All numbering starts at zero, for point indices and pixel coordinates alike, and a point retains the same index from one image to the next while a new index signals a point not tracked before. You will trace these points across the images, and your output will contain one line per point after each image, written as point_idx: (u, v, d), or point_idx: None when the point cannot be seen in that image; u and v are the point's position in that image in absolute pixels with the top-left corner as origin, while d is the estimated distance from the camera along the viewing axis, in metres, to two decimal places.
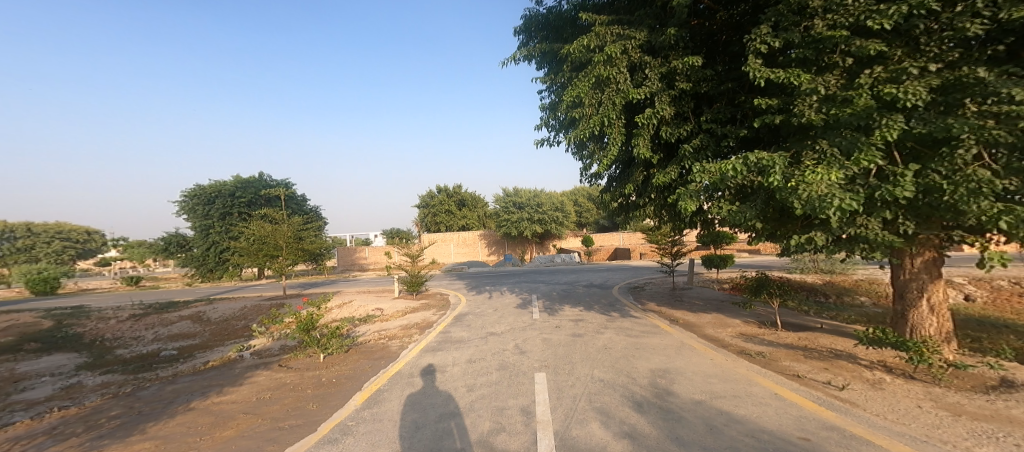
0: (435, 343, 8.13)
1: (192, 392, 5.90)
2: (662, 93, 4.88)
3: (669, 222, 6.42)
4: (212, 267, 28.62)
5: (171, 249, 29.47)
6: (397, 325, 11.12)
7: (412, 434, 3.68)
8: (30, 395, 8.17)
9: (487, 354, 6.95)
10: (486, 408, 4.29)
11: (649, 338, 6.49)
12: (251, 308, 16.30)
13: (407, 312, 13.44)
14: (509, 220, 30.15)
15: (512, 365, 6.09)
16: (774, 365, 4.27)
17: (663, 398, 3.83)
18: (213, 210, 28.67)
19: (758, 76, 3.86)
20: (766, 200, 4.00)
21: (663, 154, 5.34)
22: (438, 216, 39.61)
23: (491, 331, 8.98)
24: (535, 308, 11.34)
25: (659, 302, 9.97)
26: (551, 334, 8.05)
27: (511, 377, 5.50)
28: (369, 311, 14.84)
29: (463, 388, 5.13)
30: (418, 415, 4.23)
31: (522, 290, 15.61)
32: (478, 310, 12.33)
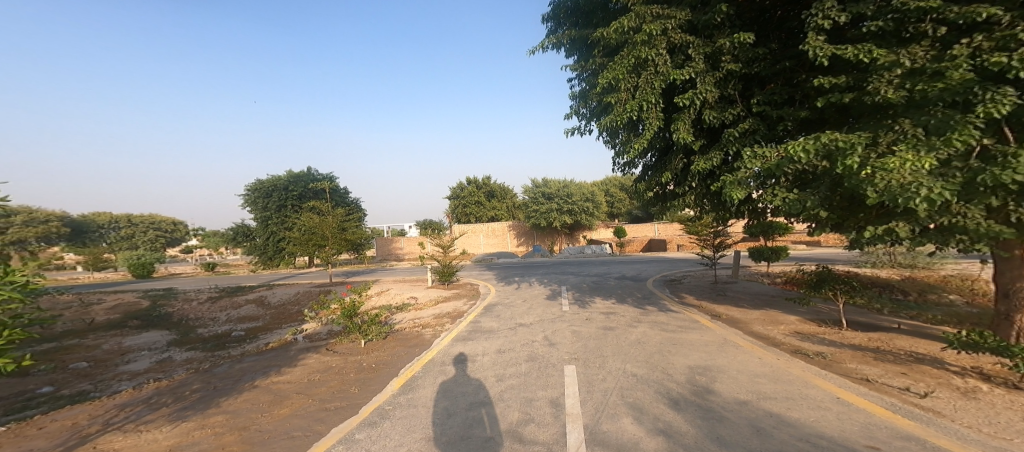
0: (467, 333, 8.23)
1: (250, 372, 6.27)
2: (706, 75, 4.62)
3: (713, 212, 6.11)
4: (271, 255, 30.43)
5: (235, 238, 31.70)
6: (431, 314, 11.35)
7: (444, 421, 3.72)
8: (133, 366, 9.07)
9: (517, 345, 6.98)
10: (515, 399, 4.27)
11: (687, 333, 6.28)
12: (304, 294, 17.16)
13: (440, 301, 13.72)
14: (538, 212, 29.88)
15: (541, 357, 6.06)
16: (838, 367, 4.00)
17: (702, 397, 3.69)
18: (270, 202, 30.34)
19: (820, 54, 3.57)
20: (832, 186, 3.71)
21: (706, 139, 5.08)
22: (467, 208, 39.86)
23: (520, 322, 8.97)
24: (566, 300, 11.25)
25: (700, 296, 9.63)
26: (582, 326, 7.96)
27: (540, 368, 5.46)
28: (404, 300, 15.26)
29: (493, 378, 5.15)
30: (450, 403, 4.28)
31: (552, 281, 15.53)
32: (507, 301, 12.40)
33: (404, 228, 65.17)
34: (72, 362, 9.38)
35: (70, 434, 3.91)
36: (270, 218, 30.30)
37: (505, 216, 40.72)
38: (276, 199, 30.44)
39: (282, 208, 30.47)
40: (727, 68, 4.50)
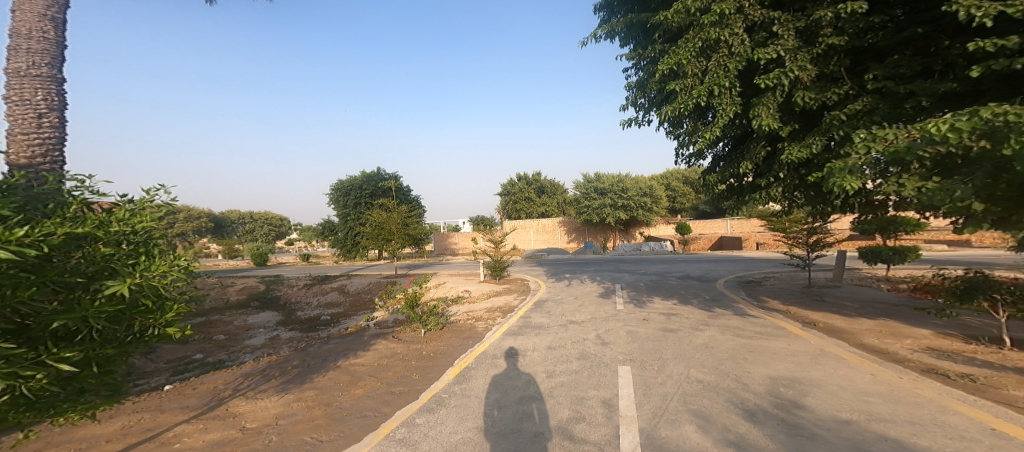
0: (517, 327, 8.22)
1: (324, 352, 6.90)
2: (798, 52, 4.16)
3: (809, 205, 5.50)
4: (350, 248, 32.65)
5: (325, 233, 35.30)
6: (483, 307, 11.53)
7: (495, 413, 3.74)
8: (250, 344, 10.48)
9: (569, 342, 6.80)
10: (566, 396, 4.14)
11: (766, 341, 5.75)
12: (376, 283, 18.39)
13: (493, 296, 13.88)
14: (591, 208, 29.20)
15: (593, 356, 5.85)
16: (993, 393, 3.42)
17: (790, 411, 3.30)
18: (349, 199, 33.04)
19: (980, 13, 2.99)
20: (996, 174, 2.90)
21: (800, 124, 4.56)
22: (519, 203, 39.95)
23: (572, 320, 8.77)
24: (622, 299, 10.83)
25: (787, 301, 8.77)
26: (638, 327, 7.61)
27: (591, 368, 5.25)
28: (460, 293, 15.65)
29: (543, 374, 5.05)
30: (500, 395, 4.29)
31: (605, 279, 15.08)
32: (559, 297, 12.24)
33: (460, 224, 67.18)
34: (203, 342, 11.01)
35: (211, 396, 4.81)
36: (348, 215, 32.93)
37: (557, 212, 40.28)
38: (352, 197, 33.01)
39: (357, 206, 32.76)
40: (830, 42, 3.99)
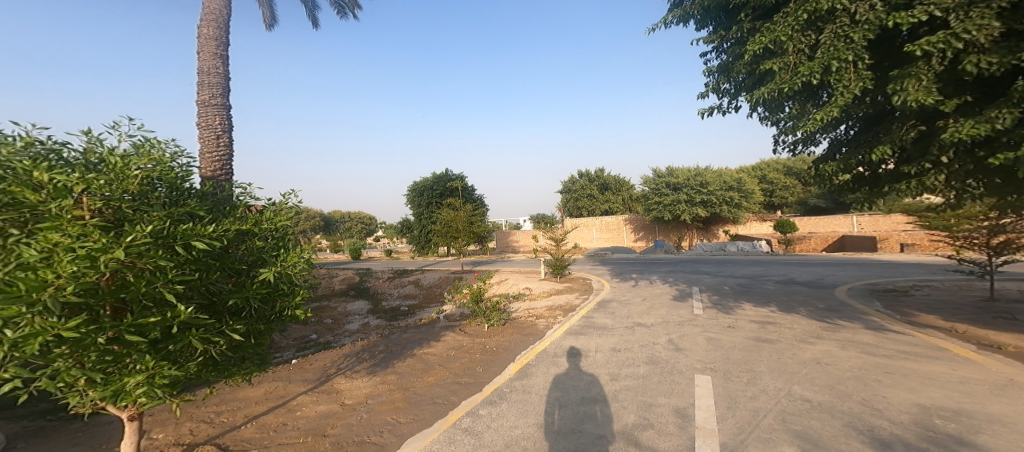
0: (579, 326, 8.58)
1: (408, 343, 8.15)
2: (968, 9, 3.45)
3: (989, 192, 4.51)
4: (422, 245, 35.90)
5: (403, 230, 39.18)
6: (544, 305, 11.55)
7: (556, 412, 4.34)
8: (346, 337, 12.40)
9: (637, 344, 6.96)
10: (632, 401, 4.51)
11: (914, 363, 4.85)
12: (444, 279, 20.33)
13: (553, 293, 13.82)
14: (661, 205, 27.66)
15: (663, 361, 6.01)
16: None
17: (948, 445, 2.92)
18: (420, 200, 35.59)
19: None
20: None
21: (974, 95, 3.77)
22: (580, 201, 39.13)
23: (640, 321, 8.82)
24: (704, 302, 10.20)
25: (947, 316, 7.35)
26: (721, 334, 7.32)
27: (662, 373, 5.46)
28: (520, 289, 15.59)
29: (607, 376, 5.51)
30: (562, 394, 4.88)
31: (681, 279, 14.31)
32: (625, 297, 12.15)
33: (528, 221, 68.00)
34: (308, 333, 13.34)
35: (322, 371, 6.91)
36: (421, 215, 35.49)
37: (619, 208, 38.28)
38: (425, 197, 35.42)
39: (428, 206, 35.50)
40: None
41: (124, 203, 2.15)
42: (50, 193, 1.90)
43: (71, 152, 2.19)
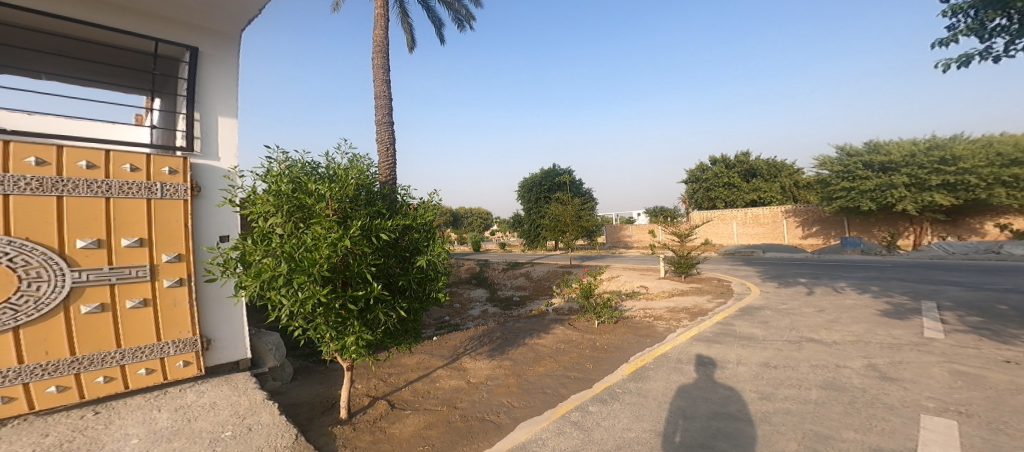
0: (713, 334, 8.25)
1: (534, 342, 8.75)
2: None
3: None
4: (531, 239, 37.37)
5: (515, 224, 41.41)
6: (663, 306, 12.22)
7: (680, 421, 4.14)
8: (469, 320, 13.82)
9: (809, 365, 6.10)
10: (796, 428, 3.86)
11: None
12: (552, 272, 20.94)
13: (675, 293, 14.00)
14: (856, 191, 22.01)
15: (846, 387, 5.05)
16: None
17: None
18: (530, 196, 37.34)
19: None
20: None
21: None
22: (713, 190, 34.59)
23: (811, 338, 7.62)
24: (939, 324, 7.73)
25: None
26: (971, 367, 5.46)
27: (845, 401, 4.56)
28: (634, 287, 16.02)
29: (754, 393, 4.98)
30: (687, 405, 4.60)
31: (895, 290, 11.20)
32: (784, 308, 10.58)
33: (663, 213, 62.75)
34: (440, 313, 14.73)
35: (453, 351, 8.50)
36: (531, 210, 37.25)
37: (780, 196, 32.32)
38: (534, 193, 37.24)
39: (539, 201, 36.87)
40: None
41: (342, 205, 4.04)
42: (312, 198, 3.92)
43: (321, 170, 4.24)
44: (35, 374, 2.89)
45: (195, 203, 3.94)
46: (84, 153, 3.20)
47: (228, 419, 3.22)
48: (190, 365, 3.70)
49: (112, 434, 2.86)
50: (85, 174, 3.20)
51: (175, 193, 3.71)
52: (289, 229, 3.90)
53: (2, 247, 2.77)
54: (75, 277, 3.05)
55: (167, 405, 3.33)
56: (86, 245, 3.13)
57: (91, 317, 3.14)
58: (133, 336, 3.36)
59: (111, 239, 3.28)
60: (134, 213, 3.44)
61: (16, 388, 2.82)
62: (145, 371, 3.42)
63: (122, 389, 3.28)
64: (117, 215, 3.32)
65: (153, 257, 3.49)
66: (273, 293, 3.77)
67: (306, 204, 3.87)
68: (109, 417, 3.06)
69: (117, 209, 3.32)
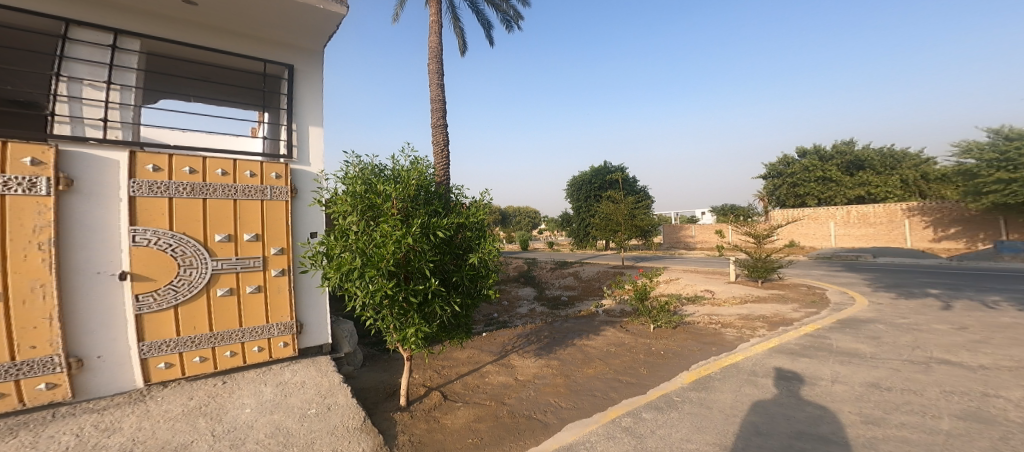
0: (800, 346, 7.16)
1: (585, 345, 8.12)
2: None
3: None
4: (581, 238, 36.40)
5: (565, 223, 40.18)
6: (732, 313, 10.79)
7: (756, 441, 3.61)
8: (516, 319, 12.85)
9: (936, 389, 4.78)
10: None
11: None
12: (603, 272, 20.12)
13: (748, 300, 12.44)
14: None
15: (982, 414, 4.04)
16: None
17: None
18: (580, 195, 36.31)
19: None
20: None
21: None
22: (802, 186, 30.75)
23: (943, 358, 6.05)
24: None
25: None
26: None
27: (982, 431, 3.64)
28: (698, 292, 14.50)
29: (854, 413, 4.19)
30: (762, 421, 4.04)
31: None
32: (900, 321, 8.82)
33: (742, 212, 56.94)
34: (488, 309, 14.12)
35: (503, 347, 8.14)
36: (582, 209, 35.88)
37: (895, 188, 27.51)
38: (585, 191, 36.11)
39: (590, 200, 35.44)
40: None
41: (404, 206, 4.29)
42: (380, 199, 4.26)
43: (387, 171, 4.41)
44: (191, 342, 3.75)
45: (293, 205, 4.59)
46: (220, 162, 4.00)
47: (311, 397, 3.78)
48: (288, 345, 4.34)
49: (232, 402, 3.56)
50: (219, 180, 3.99)
51: (279, 194, 4.38)
52: (358, 227, 4.23)
53: (170, 240, 3.67)
54: (214, 265, 3.87)
55: (270, 380, 3.91)
56: (221, 240, 3.94)
57: (223, 298, 3.95)
58: (247, 316, 4.09)
59: (236, 233, 4.07)
60: (253, 214, 4.20)
61: (174, 356, 3.69)
62: (257, 349, 4.15)
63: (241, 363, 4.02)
64: (242, 219, 4.11)
65: (263, 250, 4.20)
66: (348, 284, 4.18)
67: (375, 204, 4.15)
68: (231, 387, 3.77)
69: (241, 209, 4.11)
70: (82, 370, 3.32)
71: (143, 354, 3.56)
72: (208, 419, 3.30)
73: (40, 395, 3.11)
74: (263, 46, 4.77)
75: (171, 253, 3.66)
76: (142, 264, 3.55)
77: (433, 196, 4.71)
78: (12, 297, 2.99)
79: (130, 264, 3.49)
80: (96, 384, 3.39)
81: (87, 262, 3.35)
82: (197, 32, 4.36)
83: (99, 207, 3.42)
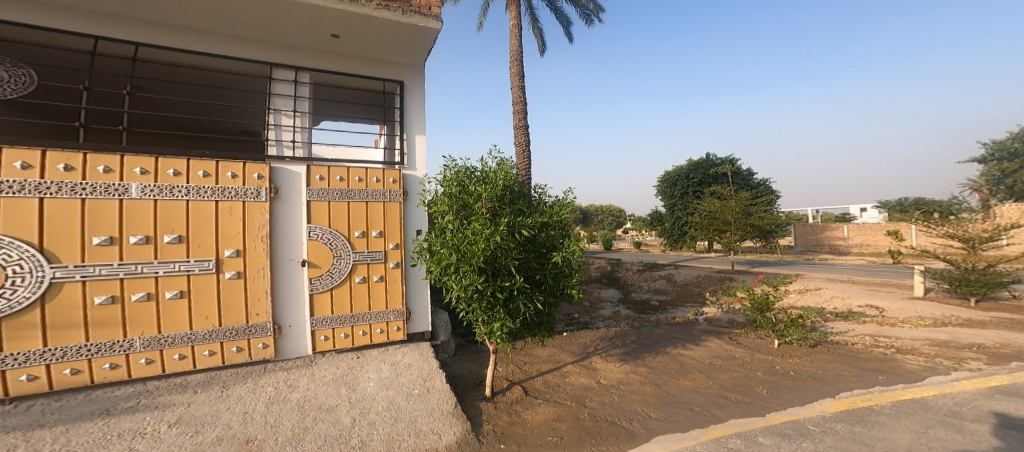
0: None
1: (679, 353, 6.31)
2: None
3: None
4: (676, 239, 31.67)
5: (653, 223, 35.50)
6: (907, 333, 7.20)
7: None
8: (603, 319, 10.53)
9: None
10: None
11: None
12: (706, 278, 15.87)
13: (943, 316, 8.18)
14: None
15: None
16: None
17: None
18: (675, 191, 31.57)
19: None
20: None
21: None
22: None
23: None
24: None
25: None
26: None
27: None
28: (858, 308, 9.29)
29: None
30: None
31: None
32: None
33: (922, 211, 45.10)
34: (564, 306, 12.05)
35: (580, 346, 6.58)
36: (676, 206, 31.24)
37: None
38: (679, 187, 31.30)
39: (686, 196, 30.75)
40: None
41: (491, 204, 4.21)
42: (478, 199, 4.19)
43: (476, 172, 4.49)
44: (248, 330, 4.05)
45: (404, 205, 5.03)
46: (357, 171, 4.68)
47: (417, 379, 4.18)
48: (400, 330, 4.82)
49: (362, 374, 4.14)
50: (358, 186, 4.68)
51: (391, 196, 4.86)
52: (445, 223, 4.22)
53: (329, 235, 4.45)
54: (355, 255, 4.57)
55: (387, 359, 4.44)
56: (359, 235, 4.60)
57: (361, 285, 4.63)
58: (373, 301, 4.68)
59: (367, 230, 4.67)
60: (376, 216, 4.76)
61: (328, 330, 4.45)
62: (379, 330, 4.71)
63: (371, 341, 4.64)
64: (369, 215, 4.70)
65: (385, 245, 4.77)
66: (448, 278, 4.19)
67: (471, 204, 4.16)
68: (363, 362, 4.35)
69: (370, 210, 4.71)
70: (280, 336, 4.22)
71: (313, 326, 4.38)
72: (346, 387, 3.90)
73: (260, 352, 4.10)
74: (366, 65, 5.23)
75: (330, 243, 4.45)
76: (318, 256, 4.38)
77: (518, 196, 4.54)
78: (247, 276, 4.04)
79: (310, 254, 4.33)
80: (291, 347, 4.27)
81: (281, 250, 4.24)
82: (324, 58, 5.00)
83: (295, 211, 4.34)
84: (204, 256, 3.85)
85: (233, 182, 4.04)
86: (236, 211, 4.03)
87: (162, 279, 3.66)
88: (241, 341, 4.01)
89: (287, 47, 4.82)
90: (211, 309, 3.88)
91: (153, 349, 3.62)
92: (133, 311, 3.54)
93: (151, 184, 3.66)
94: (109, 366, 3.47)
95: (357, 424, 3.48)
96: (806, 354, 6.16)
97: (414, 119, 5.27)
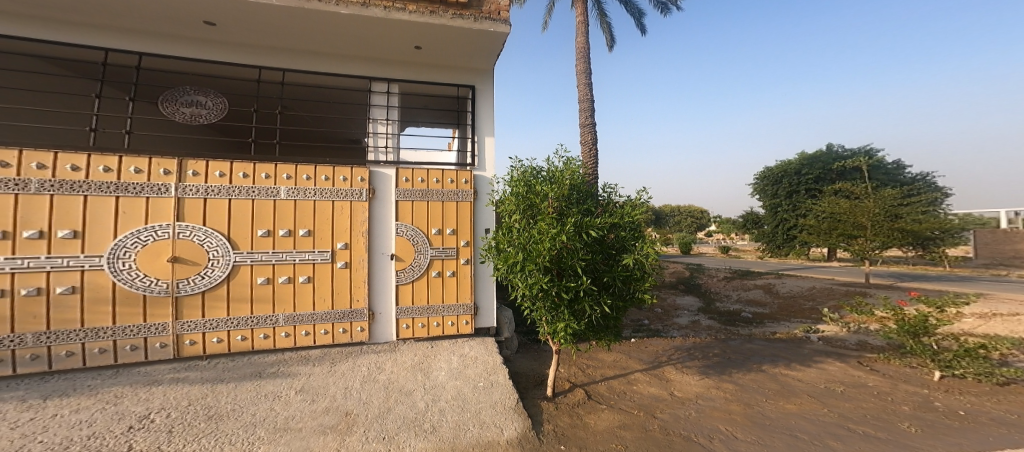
0: None
1: (781, 373, 5.68)
2: None
3: None
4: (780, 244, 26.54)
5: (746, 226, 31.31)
6: None
7: None
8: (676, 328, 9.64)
9: None
10: None
11: None
12: (823, 291, 12.82)
13: None
14: None
15: None
16: None
17: None
18: (778, 190, 26.52)
19: None
20: None
21: None
22: None
23: None
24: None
25: None
26: None
27: None
28: None
29: None
30: None
31: None
32: None
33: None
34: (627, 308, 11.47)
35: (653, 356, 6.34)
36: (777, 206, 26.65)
37: None
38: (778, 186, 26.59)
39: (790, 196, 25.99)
40: None
41: (541, 205, 4.24)
42: (539, 199, 4.27)
43: (541, 172, 4.53)
44: (251, 321, 4.63)
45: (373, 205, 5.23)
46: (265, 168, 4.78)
47: (309, 412, 3.77)
48: (344, 332, 5.02)
49: (244, 389, 4.00)
50: (244, 182, 4.67)
51: (304, 193, 4.89)
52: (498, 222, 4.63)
53: (201, 236, 4.45)
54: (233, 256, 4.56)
55: (264, 388, 4.04)
56: (283, 234, 4.76)
57: (284, 285, 4.79)
58: (444, 295, 5.42)
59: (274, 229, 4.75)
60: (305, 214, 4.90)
61: (195, 335, 4.46)
62: (304, 333, 4.84)
63: (310, 344, 4.85)
64: (234, 225, 4.58)
65: (311, 244, 4.87)
66: None
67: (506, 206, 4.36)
68: (240, 362, 4.49)
69: (256, 208, 4.69)
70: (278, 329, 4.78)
71: (179, 330, 4.40)
72: (222, 417, 3.60)
73: (128, 355, 4.24)
74: (442, 71, 5.92)
75: (210, 251, 4.48)
76: (183, 252, 4.39)
77: (587, 195, 4.50)
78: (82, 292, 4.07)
79: (177, 252, 4.36)
80: None
81: (376, 245, 5.15)
82: (322, 62, 5.50)
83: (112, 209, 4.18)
84: (63, 253, 4.02)
85: (74, 175, 4.12)
86: (110, 205, 4.18)
87: (273, 265, 4.73)
88: (132, 340, 4.24)
89: (378, 60, 5.71)
90: (245, 300, 4.64)
91: (75, 342, 4.06)
92: (258, 290, 4.67)
93: (47, 178, 4.03)
94: (64, 354, 4.03)
95: (429, 408, 4.00)
96: (986, 393, 4.88)
97: (483, 122, 5.91)
